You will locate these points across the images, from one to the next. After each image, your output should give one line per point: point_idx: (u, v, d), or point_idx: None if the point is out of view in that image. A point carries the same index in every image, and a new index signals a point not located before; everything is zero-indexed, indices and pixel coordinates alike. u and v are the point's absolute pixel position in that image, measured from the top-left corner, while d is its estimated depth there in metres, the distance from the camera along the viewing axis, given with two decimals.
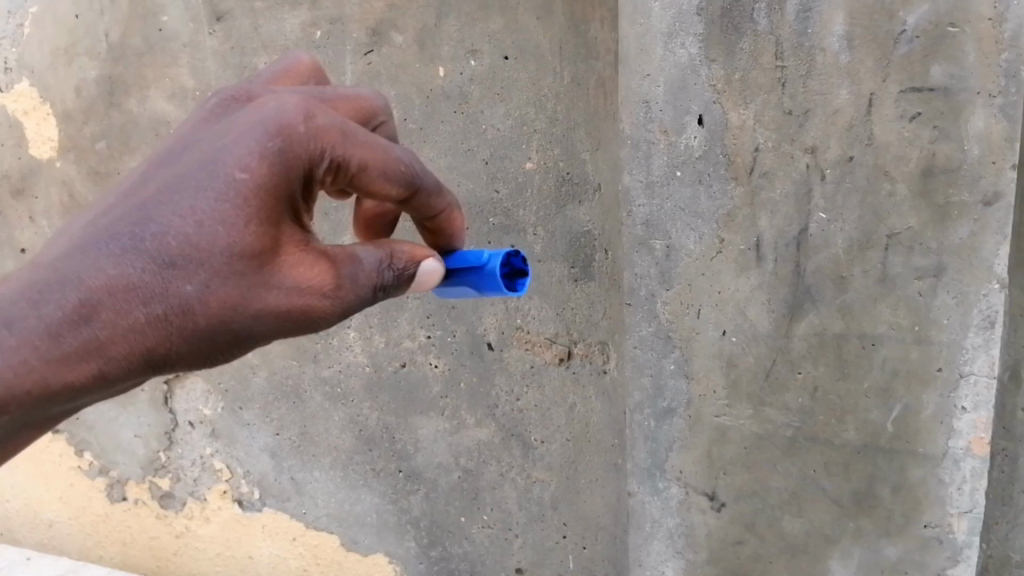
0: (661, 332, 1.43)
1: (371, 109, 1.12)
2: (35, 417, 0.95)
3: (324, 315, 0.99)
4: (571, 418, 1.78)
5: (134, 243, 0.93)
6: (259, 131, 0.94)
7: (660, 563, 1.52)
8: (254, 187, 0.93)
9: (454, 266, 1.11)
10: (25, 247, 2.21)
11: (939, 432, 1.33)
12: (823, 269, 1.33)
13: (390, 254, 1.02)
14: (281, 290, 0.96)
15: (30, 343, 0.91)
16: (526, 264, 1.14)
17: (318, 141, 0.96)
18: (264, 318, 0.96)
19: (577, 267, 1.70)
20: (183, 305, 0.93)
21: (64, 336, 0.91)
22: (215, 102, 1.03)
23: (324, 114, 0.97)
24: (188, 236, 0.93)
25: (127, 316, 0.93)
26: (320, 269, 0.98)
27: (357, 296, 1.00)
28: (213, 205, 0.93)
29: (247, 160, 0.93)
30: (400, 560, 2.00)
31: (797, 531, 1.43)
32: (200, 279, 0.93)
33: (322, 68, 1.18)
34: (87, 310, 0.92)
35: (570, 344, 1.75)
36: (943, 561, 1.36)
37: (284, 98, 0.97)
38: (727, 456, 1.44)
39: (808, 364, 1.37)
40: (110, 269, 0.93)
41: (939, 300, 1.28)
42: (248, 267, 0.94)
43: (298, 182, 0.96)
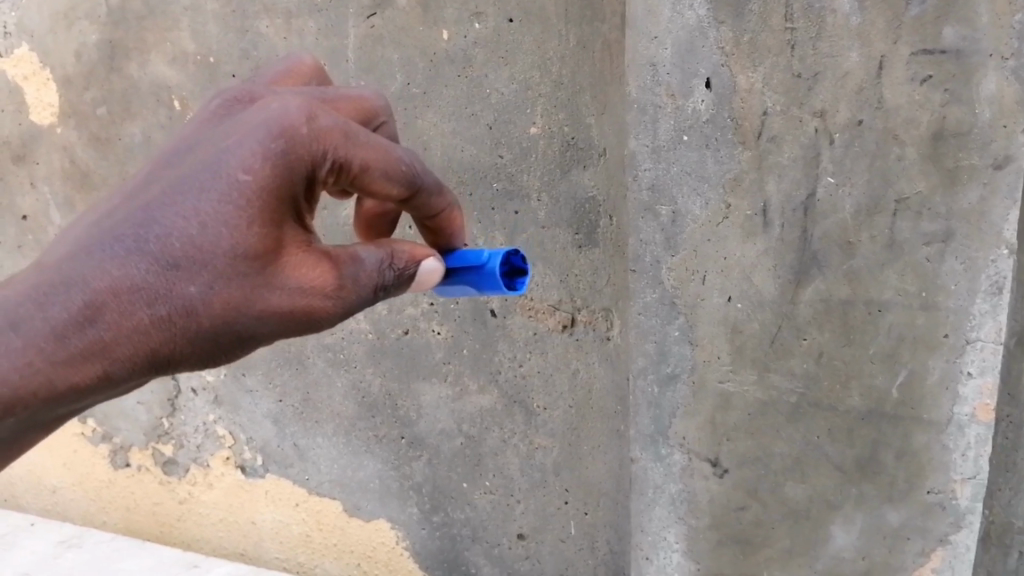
0: (666, 298, 1.43)
1: (371, 110, 1.15)
2: (42, 417, 0.97)
3: (326, 315, 1.00)
4: (574, 384, 1.78)
5: (138, 245, 0.95)
6: (262, 133, 0.95)
7: (662, 529, 1.53)
8: (257, 189, 0.94)
9: (454, 265, 1.14)
10: (26, 214, 2.21)
11: (944, 397, 1.33)
12: (831, 234, 1.32)
13: (390, 254, 1.04)
14: (284, 290, 0.98)
15: (35, 345, 0.92)
16: (525, 264, 1.17)
17: (320, 142, 0.97)
18: (266, 318, 0.98)
19: (581, 233, 1.69)
20: (187, 306, 0.95)
21: (68, 337, 0.93)
22: (219, 103, 1.04)
23: (326, 115, 0.98)
24: (191, 238, 0.94)
25: (131, 317, 0.94)
26: (322, 269, 0.99)
27: (358, 296, 1.02)
28: (216, 206, 0.94)
29: (250, 162, 0.94)
30: (403, 526, 2.02)
31: (799, 497, 1.43)
32: (203, 281, 0.94)
33: (325, 69, 1.21)
34: (92, 311, 0.93)
35: (573, 310, 1.74)
36: (945, 526, 1.37)
37: (287, 99, 0.98)
38: (730, 422, 1.45)
39: (814, 330, 1.37)
40: (115, 271, 0.94)
41: (947, 266, 1.28)
42: (251, 268, 0.95)
43: (301, 184, 0.97)
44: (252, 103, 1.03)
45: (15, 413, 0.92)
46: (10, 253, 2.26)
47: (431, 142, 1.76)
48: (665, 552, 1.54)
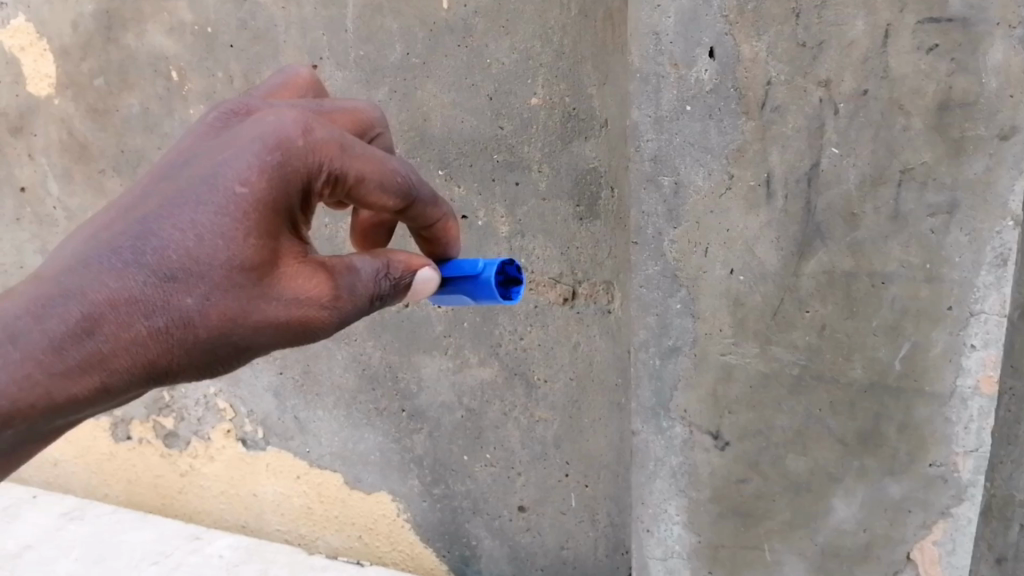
0: (668, 271, 1.42)
1: (366, 121, 1.13)
2: (41, 430, 0.95)
3: (322, 326, 1.01)
4: (574, 357, 1.77)
5: (136, 256, 0.95)
6: (258, 145, 0.97)
7: (662, 501, 1.53)
8: (254, 201, 0.95)
9: (449, 275, 1.16)
10: (25, 186, 2.19)
11: (948, 370, 1.32)
12: (834, 205, 1.31)
13: (386, 263, 1.05)
14: (280, 301, 0.98)
15: (33, 358, 0.91)
16: (522, 274, 1.16)
17: (316, 155, 0.99)
18: (263, 329, 0.98)
19: (582, 205, 1.68)
20: (184, 317, 0.95)
21: (66, 349, 0.92)
22: (216, 116, 1.05)
23: (321, 128, 1.01)
24: (188, 249, 0.95)
25: (129, 329, 0.94)
26: (319, 280, 1.00)
27: (354, 306, 1.03)
28: (214, 218, 0.95)
29: (246, 174, 0.96)
30: (404, 499, 2.02)
31: (801, 470, 1.43)
32: (201, 292, 0.95)
33: (320, 82, 1.20)
34: (90, 323, 0.93)
35: (574, 284, 1.73)
36: (946, 499, 1.37)
37: (282, 113, 1.00)
38: (732, 395, 1.44)
39: (816, 302, 1.36)
40: (113, 283, 0.94)
41: (951, 237, 1.27)
42: (248, 279, 0.96)
43: (297, 196, 0.99)
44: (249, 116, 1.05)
45: (13, 425, 0.91)
46: (9, 226, 2.24)
47: (430, 113, 1.74)
48: (665, 524, 1.54)
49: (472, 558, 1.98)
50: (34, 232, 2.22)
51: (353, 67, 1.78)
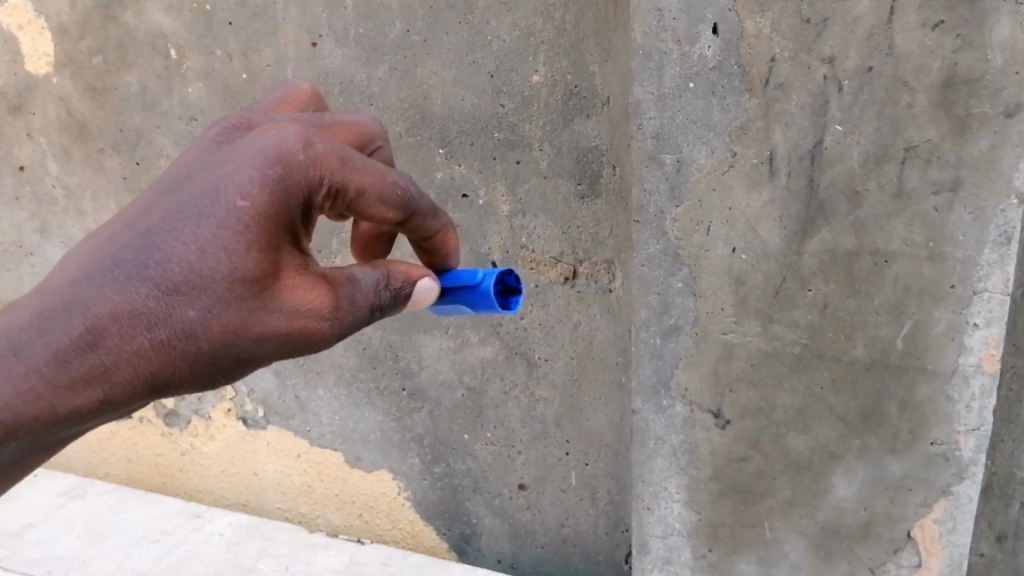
0: (670, 250, 1.41)
1: (367, 135, 1.13)
2: (45, 442, 0.97)
3: (322, 337, 1.02)
4: (575, 336, 1.77)
5: (138, 270, 0.95)
6: (259, 160, 0.97)
7: (663, 479, 1.54)
8: (254, 214, 0.96)
9: (448, 285, 1.18)
10: (24, 165, 2.18)
11: (950, 348, 1.32)
12: (838, 183, 1.30)
13: (387, 274, 1.05)
14: (281, 313, 0.99)
15: (37, 370, 0.93)
16: (519, 283, 1.20)
17: (317, 168, 0.99)
18: (264, 341, 0.99)
19: (584, 183, 1.67)
20: (186, 330, 0.96)
21: (70, 361, 0.94)
22: (219, 129, 1.05)
23: (323, 141, 1.00)
24: (190, 263, 0.95)
25: (132, 342, 0.95)
26: (319, 291, 1.01)
27: (355, 317, 1.03)
28: (215, 232, 0.95)
29: (248, 188, 0.96)
30: (404, 477, 2.03)
31: (802, 449, 1.44)
32: (202, 305, 0.95)
33: (321, 95, 1.19)
34: (93, 337, 0.95)
35: (575, 263, 1.73)
36: (948, 478, 1.38)
37: (284, 127, 1.00)
38: (733, 374, 1.44)
39: (819, 281, 1.35)
40: (116, 296, 0.95)
41: (955, 215, 1.26)
42: (249, 291, 0.96)
43: (298, 209, 0.99)
44: (252, 130, 1.04)
45: (16, 437, 0.94)
46: (7, 204, 2.23)
47: (431, 91, 1.73)
48: (666, 502, 1.55)
49: (473, 536, 1.99)
50: (33, 211, 2.21)
51: (352, 45, 1.76)
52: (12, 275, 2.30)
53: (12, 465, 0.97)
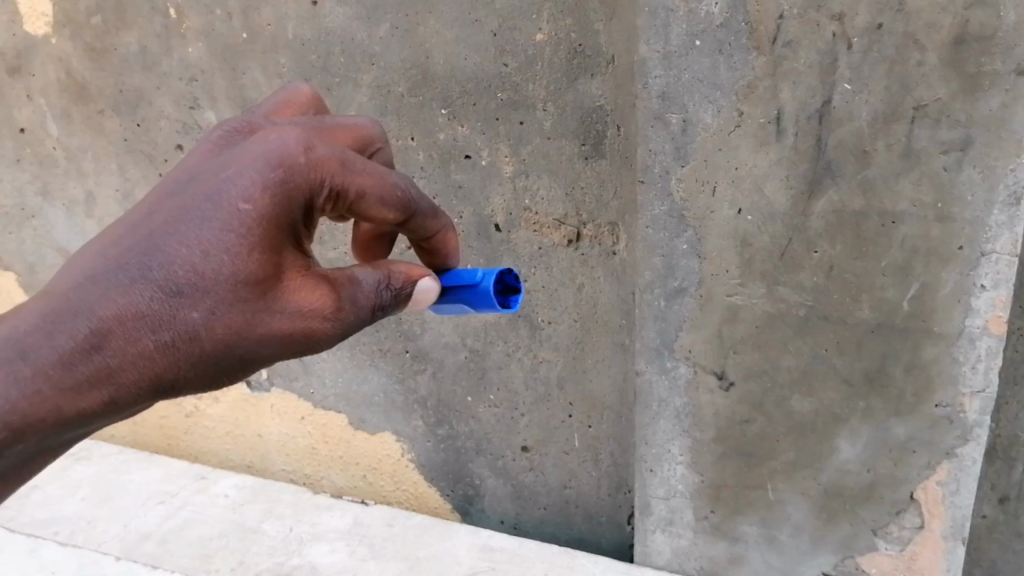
0: (674, 211, 1.41)
1: (367, 137, 1.16)
2: (48, 446, 0.96)
3: (325, 337, 1.03)
4: (579, 298, 1.76)
5: (142, 273, 0.96)
6: (261, 163, 0.98)
7: (667, 441, 1.58)
8: (257, 216, 0.97)
9: (449, 284, 1.20)
10: (25, 127, 2.16)
11: (957, 310, 1.32)
12: (846, 143, 1.28)
13: (387, 275, 1.07)
14: (284, 314, 1.00)
15: (43, 373, 0.92)
16: (519, 282, 1.22)
17: (318, 171, 1.01)
18: (268, 341, 1.00)
19: (588, 144, 1.65)
20: (191, 331, 0.96)
21: (76, 364, 0.93)
22: (218, 134, 1.06)
23: (323, 145, 1.02)
24: (194, 265, 0.96)
25: (137, 343, 0.95)
26: (321, 292, 1.02)
27: (357, 317, 1.05)
28: (219, 234, 0.96)
29: (250, 191, 0.97)
30: (408, 439, 2.04)
31: (805, 410, 1.45)
32: (206, 306, 0.96)
33: (321, 98, 1.22)
34: (99, 339, 0.94)
35: (579, 225, 1.71)
36: (952, 440, 1.39)
37: (284, 130, 1.02)
38: (737, 335, 1.45)
39: (825, 242, 1.34)
40: (120, 298, 0.95)
41: (964, 175, 1.24)
42: (252, 292, 0.97)
43: (299, 211, 1.01)
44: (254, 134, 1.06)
45: (21, 439, 0.92)
46: (8, 166, 2.22)
47: (432, 49, 1.70)
48: (669, 464, 1.59)
49: (476, 497, 2.01)
50: (34, 173, 2.20)
51: (353, 3, 1.73)
52: (15, 237, 2.29)
53: (17, 467, 0.95)
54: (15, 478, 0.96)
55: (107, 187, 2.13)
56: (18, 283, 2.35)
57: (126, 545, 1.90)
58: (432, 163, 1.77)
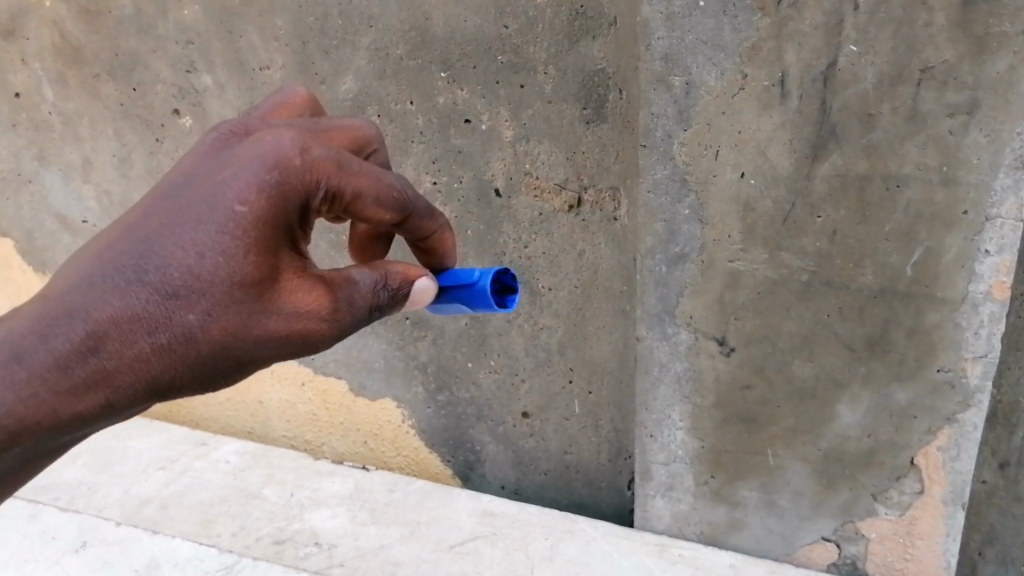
0: (677, 175, 1.39)
1: (364, 138, 1.15)
2: (47, 445, 1.00)
3: (321, 337, 1.03)
4: (579, 265, 1.75)
5: (138, 275, 0.96)
6: (257, 165, 0.98)
7: (666, 406, 1.59)
8: (252, 219, 0.96)
9: (446, 284, 1.20)
10: (19, 92, 2.12)
11: (960, 275, 1.31)
12: (850, 106, 1.26)
13: (385, 275, 1.06)
14: (280, 315, 1.00)
15: (40, 376, 0.95)
16: (515, 282, 1.23)
17: (314, 173, 1.00)
18: (264, 342, 1.01)
19: (589, 108, 1.62)
20: (186, 333, 0.97)
21: (72, 367, 0.95)
22: (215, 136, 1.06)
23: (319, 146, 1.01)
24: (190, 267, 0.96)
25: (133, 345, 0.96)
26: (318, 293, 1.02)
27: (354, 318, 1.04)
28: (214, 237, 0.96)
29: (245, 194, 0.97)
30: (409, 405, 2.04)
31: (807, 375, 1.46)
32: (202, 308, 0.97)
33: (318, 99, 1.21)
34: (94, 342, 0.95)
35: (580, 190, 1.69)
36: (953, 405, 1.40)
37: (280, 131, 1.01)
38: (739, 301, 1.44)
39: (829, 207, 1.32)
40: (115, 301, 0.96)
41: (970, 138, 1.22)
42: (248, 294, 0.98)
43: (296, 213, 1.00)
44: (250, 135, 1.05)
45: (19, 442, 0.96)
46: (3, 132, 2.19)
47: (432, 11, 1.66)
48: (669, 429, 1.61)
49: (477, 462, 2.03)
50: (31, 138, 2.17)
51: None
52: (12, 202, 2.28)
53: (19, 464, 0.99)
54: (16, 473, 1.00)
55: (104, 152, 2.11)
56: (16, 249, 2.34)
57: (126, 510, 1.90)
58: (432, 127, 1.75)
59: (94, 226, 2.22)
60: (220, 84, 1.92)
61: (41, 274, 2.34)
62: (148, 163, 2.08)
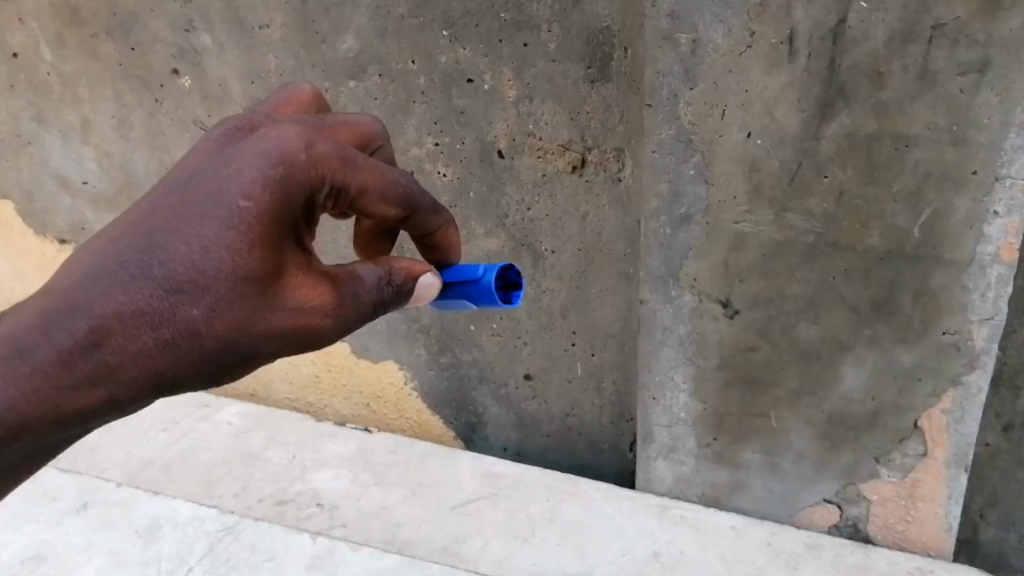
0: (682, 135, 1.37)
1: (370, 134, 1.15)
2: (50, 441, 1.01)
3: (325, 332, 1.04)
4: (583, 227, 1.73)
5: (141, 270, 0.96)
6: (262, 160, 0.97)
7: (670, 369, 1.58)
8: (256, 214, 0.96)
9: (449, 279, 1.19)
10: (17, 52, 2.09)
11: (968, 237, 1.30)
12: (860, 64, 1.23)
13: (389, 271, 1.07)
14: (284, 311, 1.01)
15: (42, 371, 0.96)
16: (520, 279, 1.22)
17: (319, 169, 0.99)
18: (268, 338, 1.01)
19: (593, 67, 1.59)
20: (190, 329, 0.97)
21: (74, 362, 0.96)
22: (220, 132, 1.03)
23: (323, 142, 1.01)
24: (194, 262, 0.96)
25: (135, 341, 0.97)
26: (322, 289, 1.03)
27: (357, 313, 1.05)
28: (219, 232, 0.96)
29: (250, 189, 0.96)
30: (410, 367, 2.04)
31: (811, 338, 1.45)
32: (206, 303, 0.97)
33: (323, 94, 1.21)
34: (97, 337, 0.96)
35: (584, 151, 1.67)
36: (959, 367, 1.40)
37: (285, 127, 1.00)
38: (743, 263, 1.43)
39: (836, 167, 1.31)
40: (118, 296, 0.96)
41: (981, 97, 1.20)
42: (252, 289, 0.98)
43: (300, 209, 1.00)
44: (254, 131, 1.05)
45: (20, 436, 0.97)
46: (3, 93, 2.16)
47: None
48: (672, 392, 1.61)
49: (479, 425, 2.03)
50: (30, 99, 2.14)
51: None
52: (12, 164, 2.26)
53: (20, 462, 1.00)
54: (18, 469, 1.01)
55: (103, 114, 2.09)
56: (18, 212, 2.33)
57: (128, 471, 1.91)
58: (433, 87, 1.72)
59: (94, 187, 2.20)
60: (219, 44, 1.89)
61: (43, 237, 2.34)
62: (148, 125, 2.06)
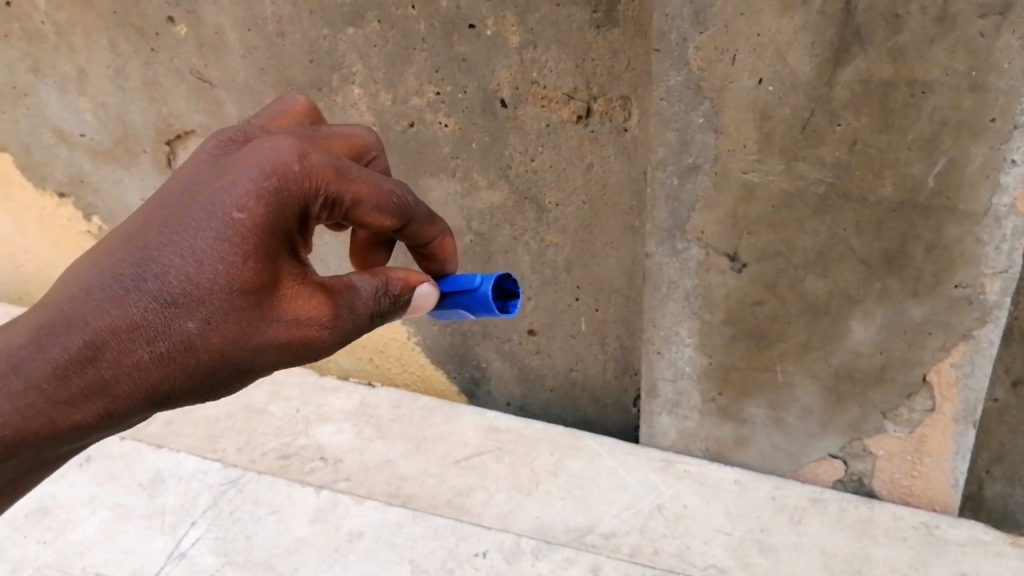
0: (691, 82, 1.33)
1: (364, 145, 1.16)
2: (45, 456, 0.98)
3: (321, 344, 1.02)
4: (588, 178, 1.70)
5: (137, 284, 0.94)
6: (255, 172, 0.96)
7: (675, 323, 1.56)
8: (252, 226, 0.95)
9: (447, 289, 1.17)
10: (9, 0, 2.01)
11: (983, 187, 1.26)
12: (877, 6, 1.18)
13: (385, 282, 1.05)
14: (280, 323, 0.99)
15: (36, 387, 0.92)
16: (517, 288, 1.19)
17: (313, 180, 0.98)
18: (264, 350, 1.00)
19: (599, 11, 1.53)
20: (186, 341, 0.96)
21: (69, 377, 0.93)
22: (214, 143, 1.03)
23: (317, 153, 1.00)
24: (189, 274, 0.94)
25: (131, 355, 0.95)
26: (318, 301, 1.00)
27: (355, 324, 1.03)
28: (213, 244, 0.94)
29: (244, 201, 0.95)
30: (412, 322, 2.02)
31: (820, 292, 1.42)
32: (201, 316, 0.95)
33: (317, 107, 1.23)
34: (92, 351, 0.93)
35: (589, 100, 1.62)
36: (970, 321, 1.37)
37: (279, 139, 0.99)
38: (752, 215, 1.40)
39: (849, 115, 1.27)
40: (114, 310, 0.94)
41: (1002, 41, 1.16)
42: (247, 301, 0.96)
43: (295, 220, 0.98)
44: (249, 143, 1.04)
45: (17, 452, 0.93)
46: None
47: None
48: (677, 346, 1.59)
49: (482, 379, 2.02)
50: (23, 50, 2.08)
51: None
52: (9, 118, 2.21)
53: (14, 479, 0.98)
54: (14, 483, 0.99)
55: (97, 63, 2.03)
56: (16, 166, 2.29)
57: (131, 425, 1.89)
58: (434, 34, 1.66)
59: (91, 139, 2.17)
60: None
61: (42, 191, 2.31)
62: (144, 74, 2.01)
